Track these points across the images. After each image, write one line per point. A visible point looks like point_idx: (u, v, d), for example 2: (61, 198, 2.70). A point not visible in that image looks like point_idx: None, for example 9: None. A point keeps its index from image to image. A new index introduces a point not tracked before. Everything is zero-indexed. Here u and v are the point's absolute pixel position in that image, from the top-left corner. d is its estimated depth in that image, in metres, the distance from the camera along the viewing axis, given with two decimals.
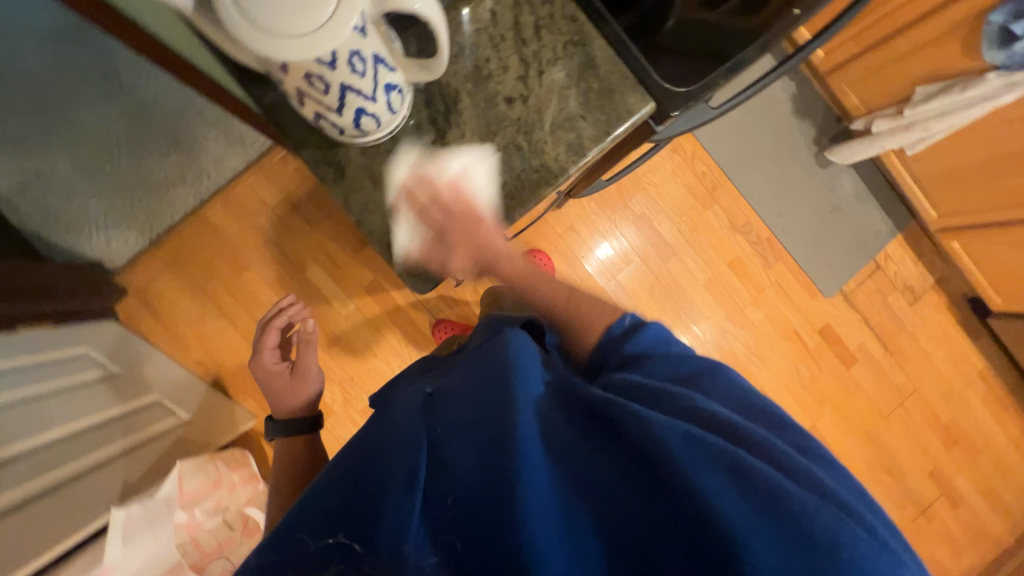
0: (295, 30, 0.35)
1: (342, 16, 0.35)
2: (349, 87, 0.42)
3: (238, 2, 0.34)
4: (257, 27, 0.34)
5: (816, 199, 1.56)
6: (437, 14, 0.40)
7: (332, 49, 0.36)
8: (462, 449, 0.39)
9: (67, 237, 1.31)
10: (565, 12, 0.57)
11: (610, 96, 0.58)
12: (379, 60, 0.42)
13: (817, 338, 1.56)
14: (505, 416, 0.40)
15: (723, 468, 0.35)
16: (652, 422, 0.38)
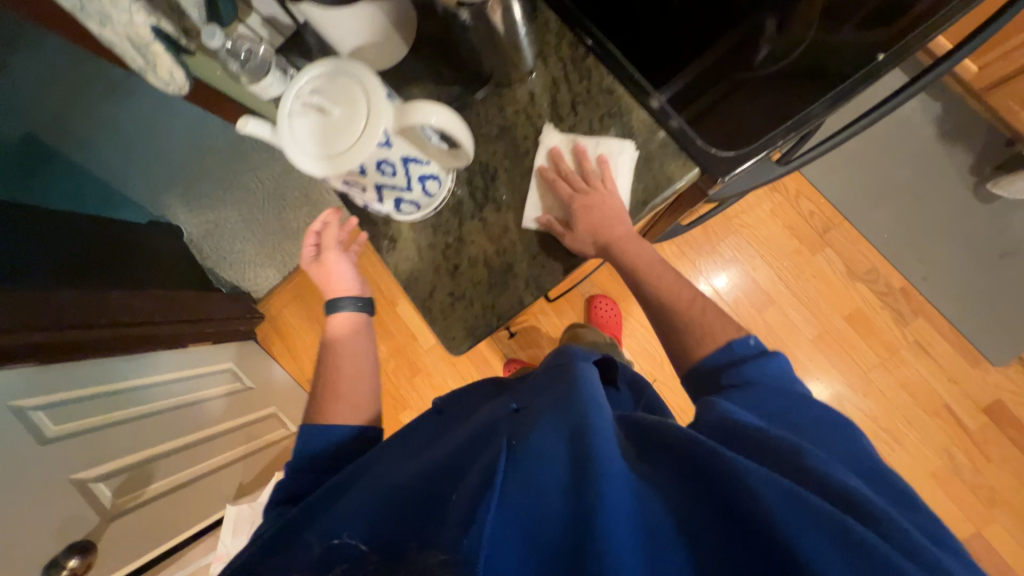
0: (330, 151, 0.42)
1: (368, 137, 0.42)
2: (383, 184, 0.48)
3: (294, 132, 0.43)
4: (305, 150, 0.42)
5: (974, 242, 1.25)
6: (453, 122, 0.45)
7: (362, 162, 0.43)
8: (540, 461, 0.38)
9: (232, 273, 1.69)
10: (603, 86, 0.58)
11: (648, 165, 0.56)
12: (409, 160, 0.47)
13: (981, 418, 1.22)
14: (588, 439, 0.39)
15: (837, 539, 0.32)
16: (756, 478, 0.35)
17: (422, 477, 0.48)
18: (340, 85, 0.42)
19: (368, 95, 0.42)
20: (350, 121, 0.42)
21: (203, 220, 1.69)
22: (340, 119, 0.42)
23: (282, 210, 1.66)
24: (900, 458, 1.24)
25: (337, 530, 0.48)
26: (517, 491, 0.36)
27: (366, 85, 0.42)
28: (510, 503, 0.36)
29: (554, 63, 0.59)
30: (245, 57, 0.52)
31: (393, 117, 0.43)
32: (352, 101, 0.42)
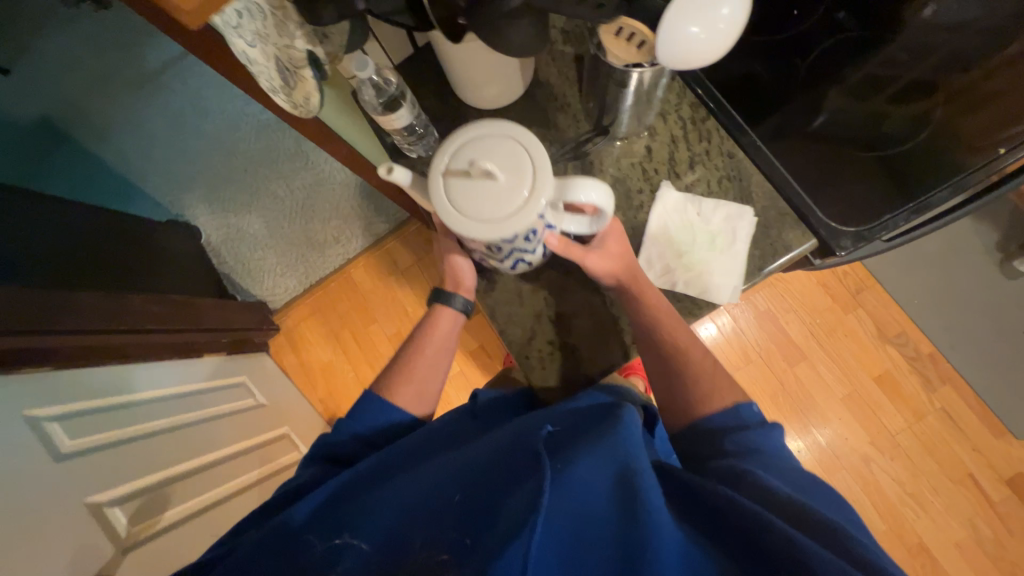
0: (483, 218, 0.43)
1: (528, 207, 0.43)
2: (518, 250, 0.49)
3: (450, 194, 0.43)
4: (460, 213, 0.43)
5: (999, 315, 1.30)
6: (603, 200, 0.46)
7: (515, 230, 0.43)
8: (585, 494, 0.42)
9: (248, 279, 1.58)
10: (722, 149, 0.59)
11: (766, 231, 0.57)
12: (549, 228, 0.48)
13: (1004, 490, 1.24)
14: (636, 486, 0.42)
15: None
16: (814, 556, 0.36)
17: (454, 481, 0.49)
18: (503, 152, 0.43)
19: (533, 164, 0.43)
20: (510, 189, 0.43)
21: (222, 222, 1.57)
22: (501, 185, 0.43)
23: (308, 220, 1.59)
24: (925, 524, 1.24)
25: (354, 526, 0.48)
26: (560, 520, 0.40)
27: (529, 155, 0.43)
28: (555, 525, 0.39)
29: (674, 121, 0.60)
30: (381, 89, 0.53)
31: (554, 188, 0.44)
32: (515, 169, 0.43)
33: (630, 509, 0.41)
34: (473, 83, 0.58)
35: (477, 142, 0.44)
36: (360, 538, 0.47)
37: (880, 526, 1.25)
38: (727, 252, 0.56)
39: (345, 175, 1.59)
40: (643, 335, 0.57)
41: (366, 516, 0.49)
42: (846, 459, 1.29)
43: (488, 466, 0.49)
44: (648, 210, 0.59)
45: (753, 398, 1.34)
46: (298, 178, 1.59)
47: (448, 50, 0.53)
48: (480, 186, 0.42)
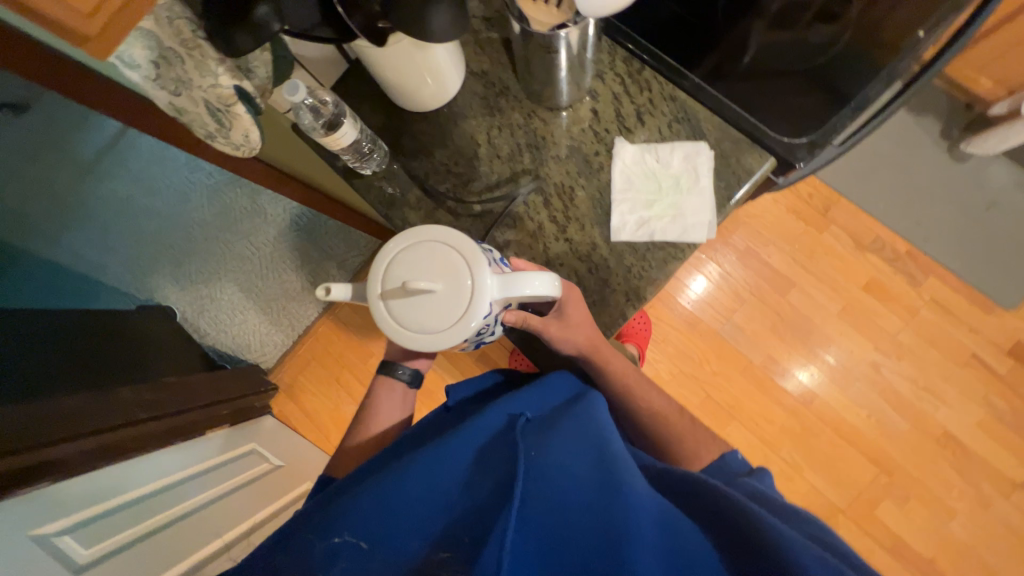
0: (430, 331, 0.47)
1: (471, 316, 0.46)
2: (478, 339, 0.51)
3: (395, 312, 0.47)
4: (407, 328, 0.47)
5: (959, 198, 1.35)
6: (547, 286, 0.49)
7: (462, 333, 0.47)
8: (562, 481, 0.45)
9: (235, 345, 1.55)
10: (665, 94, 0.60)
11: (724, 162, 0.58)
12: (501, 315, 0.51)
13: (1009, 361, 1.28)
14: (614, 474, 0.45)
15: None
16: (790, 539, 0.39)
17: (444, 474, 0.49)
18: (438, 265, 0.47)
19: (470, 273, 0.47)
20: (451, 300, 0.47)
21: (195, 294, 1.53)
22: (441, 294, 0.47)
23: (280, 270, 1.56)
24: (944, 413, 1.28)
25: (349, 521, 0.47)
26: (539, 508, 0.42)
27: (464, 258, 0.48)
28: (532, 514, 0.42)
29: (611, 79, 0.61)
30: (318, 112, 0.53)
31: (495, 289, 0.47)
32: (453, 280, 0.47)
33: (607, 491, 0.43)
34: (414, 84, 0.58)
35: (412, 256, 0.48)
36: (359, 536, 0.46)
37: (903, 425, 1.28)
38: (691, 193, 0.57)
39: (307, 218, 1.56)
40: (633, 287, 0.58)
41: (357, 513, 0.47)
42: (856, 371, 1.32)
43: (476, 460, 0.50)
44: (609, 164, 0.60)
45: (755, 335, 1.36)
46: (261, 233, 1.55)
47: (379, 55, 0.53)
48: (423, 300, 0.47)
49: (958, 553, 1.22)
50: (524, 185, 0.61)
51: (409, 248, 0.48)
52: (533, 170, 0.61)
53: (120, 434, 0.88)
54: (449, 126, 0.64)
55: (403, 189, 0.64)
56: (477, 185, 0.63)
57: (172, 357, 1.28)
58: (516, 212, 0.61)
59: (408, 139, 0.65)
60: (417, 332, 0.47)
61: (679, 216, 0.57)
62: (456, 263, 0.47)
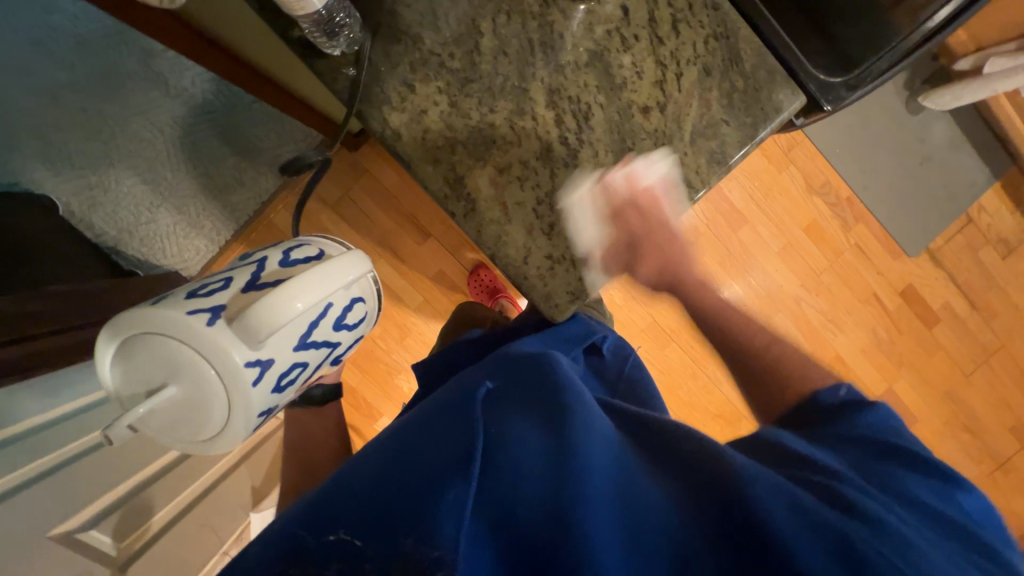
0: (218, 418, 0.50)
1: (239, 381, 0.48)
2: (294, 360, 0.53)
3: (181, 427, 0.51)
4: (208, 429, 0.51)
5: (903, 151, 1.43)
6: (286, 314, 0.46)
7: (250, 396, 0.50)
8: (520, 445, 0.42)
9: (143, 249, 1.30)
10: (707, 1, 0.51)
11: (756, 95, 0.52)
12: (293, 341, 0.52)
13: (898, 300, 1.50)
14: (565, 430, 0.43)
15: (819, 531, 0.37)
16: (751, 482, 0.40)
17: (405, 450, 0.47)
18: (172, 359, 0.48)
19: (203, 349, 0.47)
20: (206, 381, 0.48)
21: (80, 183, 1.21)
22: (188, 389, 0.49)
23: (196, 162, 1.28)
24: (841, 341, 1.50)
25: (334, 515, 0.43)
26: (496, 480, 0.41)
27: (181, 347, 0.47)
28: (492, 489, 0.40)
29: None
30: None
31: (239, 340, 0.48)
32: (192, 365, 0.48)
33: (563, 454, 0.41)
34: None
35: (142, 362, 0.49)
36: (356, 532, 0.41)
37: (806, 349, 1.50)
38: (662, 213, 0.53)
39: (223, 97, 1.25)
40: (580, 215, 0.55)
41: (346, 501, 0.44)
42: (782, 304, 1.47)
43: (431, 429, 0.48)
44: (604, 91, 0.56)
45: (705, 267, 1.43)
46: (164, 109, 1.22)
47: None
48: (184, 403, 0.49)
49: None
50: (533, 96, 0.52)
51: (136, 350, 0.48)
52: (546, 78, 0.51)
53: (20, 349, 0.74)
54: (442, 2, 0.50)
55: (380, 82, 0.51)
56: (476, 88, 0.51)
57: (65, 259, 1.06)
58: (521, 129, 0.52)
59: (387, 13, 0.50)
60: (224, 425, 0.51)
61: (653, 244, 0.55)
62: (184, 349, 0.47)
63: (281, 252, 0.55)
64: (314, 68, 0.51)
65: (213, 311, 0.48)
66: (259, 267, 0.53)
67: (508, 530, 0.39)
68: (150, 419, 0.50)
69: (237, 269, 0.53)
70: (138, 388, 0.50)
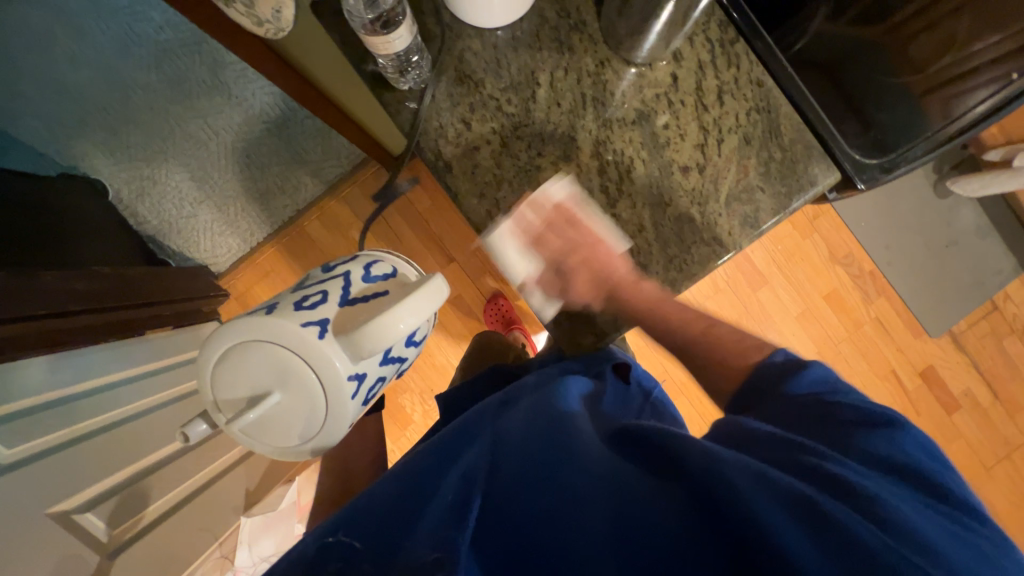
0: (314, 426, 0.51)
1: (340, 393, 0.50)
2: (378, 374, 0.54)
3: (268, 433, 0.52)
4: (297, 436, 0.52)
5: (929, 231, 1.44)
6: (394, 334, 0.47)
7: (344, 406, 0.51)
8: (520, 450, 0.44)
9: (181, 243, 1.36)
10: (752, 77, 0.54)
11: (792, 167, 0.55)
12: (380, 359, 0.53)
13: (917, 381, 1.46)
14: (563, 436, 0.45)
15: (794, 513, 0.35)
16: (721, 460, 0.39)
17: (421, 464, 0.48)
18: (278, 369, 0.49)
19: (312, 361, 0.48)
20: (308, 390, 0.49)
21: (134, 173, 1.28)
22: (287, 396, 0.50)
23: (244, 166, 1.34)
24: None
25: (350, 522, 0.42)
26: (497, 483, 0.42)
27: (286, 358, 0.49)
28: (492, 500, 0.41)
29: (700, 45, 0.54)
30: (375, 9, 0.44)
31: (344, 351, 0.49)
32: (297, 375, 0.49)
33: (554, 454, 0.43)
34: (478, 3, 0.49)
35: (247, 370, 0.50)
36: (358, 536, 0.41)
37: None
38: (586, 229, 0.54)
39: (278, 110, 1.32)
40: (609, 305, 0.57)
41: (362, 508, 0.44)
42: None
43: (442, 443, 0.50)
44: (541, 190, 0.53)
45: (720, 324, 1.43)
46: (224, 117, 1.29)
47: None
48: (279, 410, 0.50)
49: None
50: (580, 145, 0.55)
51: (241, 358, 0.50)
52: (594, 130, 0.55)
53: (41, 326, 0.73)
54: (507, 54, 0.54)
55: (439, 117, 0.55)
56: (528, 132, 0.55)
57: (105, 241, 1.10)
58: (565, 174, 0.55)
59: (455, 58, 0.54)
60: (310, 434, 0.52)
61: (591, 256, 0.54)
62: (292, 360, 0.48)
63: (362, 268, 0.56)
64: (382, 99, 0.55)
65: (320, 323, 0.49)
66: (346, 280, 0.54)
67: (505, 525, 0.39)
68: (250, 423, 0.51)
69: (329, 283, 0.54)
70: (238, 393, 0.51)
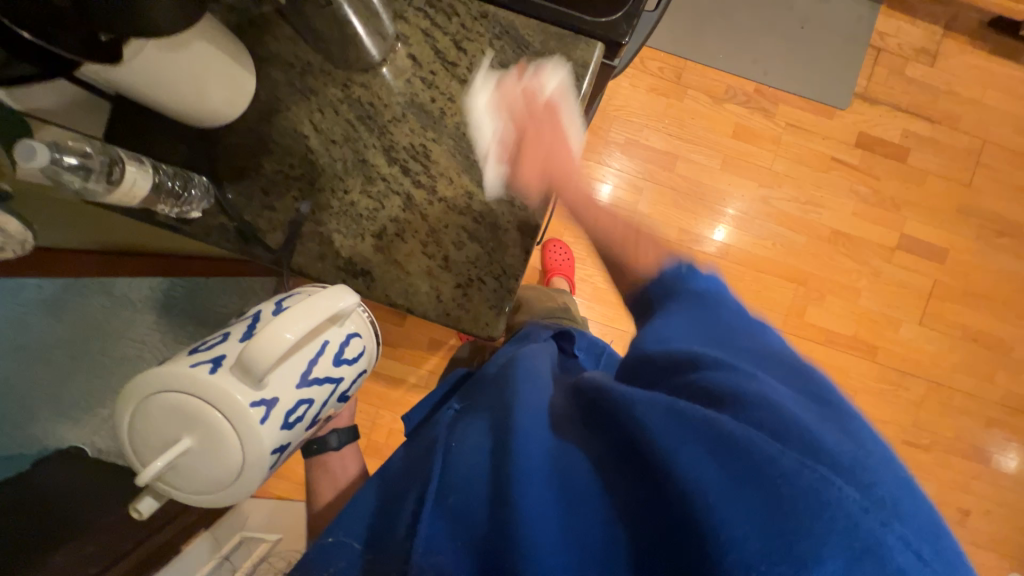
0: (233, 466, 0.48)
1: (247, 421, 0.47)
2: (304, 398, 0.52)
3: (198, 486, 0.49)
4: (230, 482, 0.49)
5: (781, 24, 1.46)
6: (280, 345, 0.44)
7: (267, 437, 0.49)
8: (473, 456, 0.46)
9: None
10: (474, 13, 0.56)
11: (558, 63, 0.56)
12: (297, 382, 0.51)
13: (858, 152, 1.47)
14: (508, 429, 0.45)
15: (705, 441, 0.36)
16: (641, 411, 0.40)
17: (395, 478, 0.53)
18: (180, 413, 0.46)
19: (212, 400, 0.46)
20: (219, 429, 0.47)
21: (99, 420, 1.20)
22: (201, 442, 0.47)
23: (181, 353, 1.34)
24: (829, 215, 1.46)
25: (342, 524, 0.51)
26: (455, 488, 0.44)
27: (190, 402, 0.46)
28: (448, 498, 0.44)
29: (414, 16, 0.56)
30: (84, 166, 0.42)
31: (241, 381, 0.47)
32: (201, 415, 0.46)
33: (503, 451, 0.43)
34: (191, 97, 0.48)
35: (154, 424, 0.47)
36: (354, 538, 0.50)
37: (802, 240, 1.45)
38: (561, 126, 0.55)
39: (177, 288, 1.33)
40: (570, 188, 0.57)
41: (358, 517, 0.52)
42: (752, 210, 1.45)
43: (411, 466, 0.53)
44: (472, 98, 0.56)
45: (662, 216, 1.43)
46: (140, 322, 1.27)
47: (126, 74, 0.42)
48: (199, 457, 0.47)
49: (873, 321, 1.45)
50: (374, 162, 0.56)
51: (143, 416, 0.47)
52: (377, 142, 0.56)
53: None
54: (264, 127, 0.56)
55: (245, 216, 0.57)
56: (325, 180, 0.56)
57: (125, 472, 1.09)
58: (378, 193, 0.56)
59: (226, 158, 0.56)
60: (235, 475, 0.48)
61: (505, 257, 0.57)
62: (191, 402, 0.46)
63: (274, 303, 0.54)
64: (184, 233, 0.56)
65: (215, 359, 0.48)
66: (254, 319, 0.54)
67: (455, 519, 0.43)
68: (174, 478, 0.48)
69: (234, 325, 0.54)
70: (153, 451, 0.48)
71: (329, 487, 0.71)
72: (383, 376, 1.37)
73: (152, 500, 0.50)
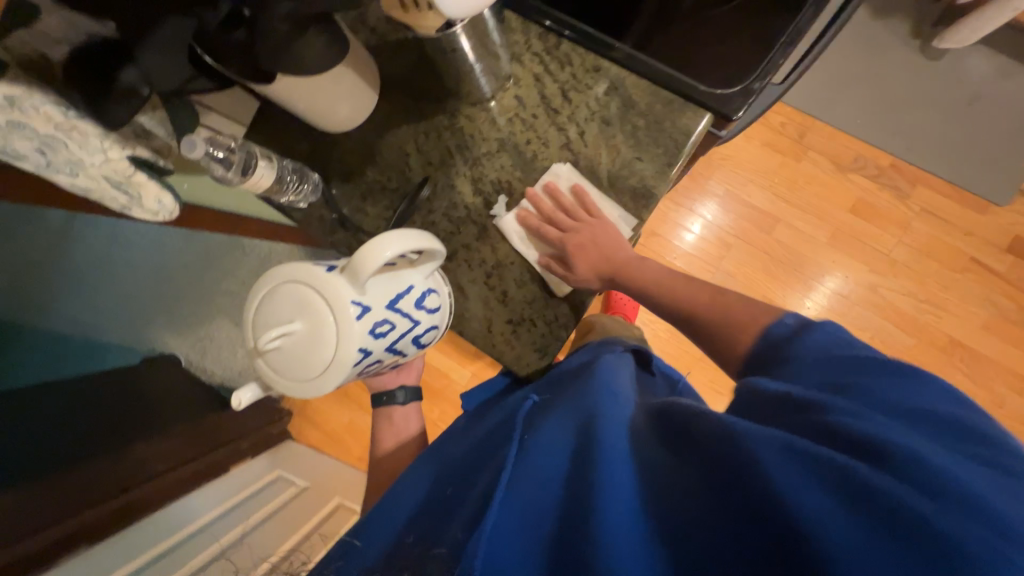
0: (321, 362, 0.49)
1: (344, 317, 0.48)
2: (393, 323, 0.52)
3: (290, 375, 0.50)
4: (312, 377, 0.50)
5: (940, 98, 1.28)
6: (375, 257, 0.46)
7: (354, 345, 0.49)
8: (552, 453, 0.41)
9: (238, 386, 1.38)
10: (587, 66, 0.57)
11: (660, 127, 0.55)
12: (392, 304, 0.51)
13: (1007, 258, 1.25)
14: (590, 435, 0.40)
15: (833, 485, 0.29)
16: (751, 439, 0.33)
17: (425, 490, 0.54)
18: (295, 299, 0.49)
19: (323, 294, 0.48)
20: (322, 324, 0.48)
21: None
22: (304, 331, 0.49)
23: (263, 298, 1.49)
24: (950, 322, 1.25)
25: (376, 511, 0.54)
26: (523, 482, 0.39)
27: (307, 289, 0.49)
28: (519, 494, 0.38)
29: (530, 60, 0.58)
30: (227, 160, 0.51)
31: (349, 284, 0.48)
32: (312, 303, 0.48)
33: (583, 459, 0.38)
34: (322, 108, 0.55)
35: (272, 305, 0.50)
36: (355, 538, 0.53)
37: (911, 342, 1.26)
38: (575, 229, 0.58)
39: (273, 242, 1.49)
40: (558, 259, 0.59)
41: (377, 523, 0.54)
42: (856, 295, 1.29)
43: (473, 456, 0.52)
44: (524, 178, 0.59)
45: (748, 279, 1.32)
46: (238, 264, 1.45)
47: (273, 88, 0.49)
48: (303, 344, 0.49)
49: None
50: (461, 188, 0.60)
51: (266, 300, 0.51)
52: (468, 171, 0.60)
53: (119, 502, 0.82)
54: (377, 140, 0.62)
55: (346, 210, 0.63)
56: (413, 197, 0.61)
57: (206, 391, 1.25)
58: (457, 219, 0.60)
59: (338, 162, 0.63)
60: (318, 372, 0.49)
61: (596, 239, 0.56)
62: (307, 292, 0.49)
63: None
64: (275, 207, 0.62)
65: (330, 265, 0.50)
66: None
67: (511, 516, 0.36)
68: (276, 359, 0.50)
69: None
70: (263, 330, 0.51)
71: (390, 438, 0.76)
72: (429, 367, 1.44)
73: (254, 394, 0.54)
